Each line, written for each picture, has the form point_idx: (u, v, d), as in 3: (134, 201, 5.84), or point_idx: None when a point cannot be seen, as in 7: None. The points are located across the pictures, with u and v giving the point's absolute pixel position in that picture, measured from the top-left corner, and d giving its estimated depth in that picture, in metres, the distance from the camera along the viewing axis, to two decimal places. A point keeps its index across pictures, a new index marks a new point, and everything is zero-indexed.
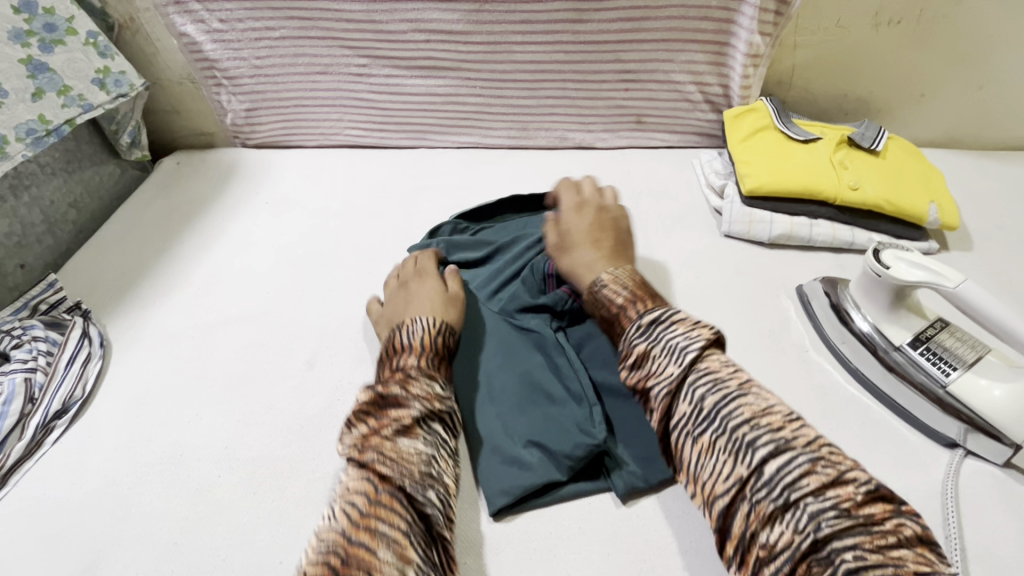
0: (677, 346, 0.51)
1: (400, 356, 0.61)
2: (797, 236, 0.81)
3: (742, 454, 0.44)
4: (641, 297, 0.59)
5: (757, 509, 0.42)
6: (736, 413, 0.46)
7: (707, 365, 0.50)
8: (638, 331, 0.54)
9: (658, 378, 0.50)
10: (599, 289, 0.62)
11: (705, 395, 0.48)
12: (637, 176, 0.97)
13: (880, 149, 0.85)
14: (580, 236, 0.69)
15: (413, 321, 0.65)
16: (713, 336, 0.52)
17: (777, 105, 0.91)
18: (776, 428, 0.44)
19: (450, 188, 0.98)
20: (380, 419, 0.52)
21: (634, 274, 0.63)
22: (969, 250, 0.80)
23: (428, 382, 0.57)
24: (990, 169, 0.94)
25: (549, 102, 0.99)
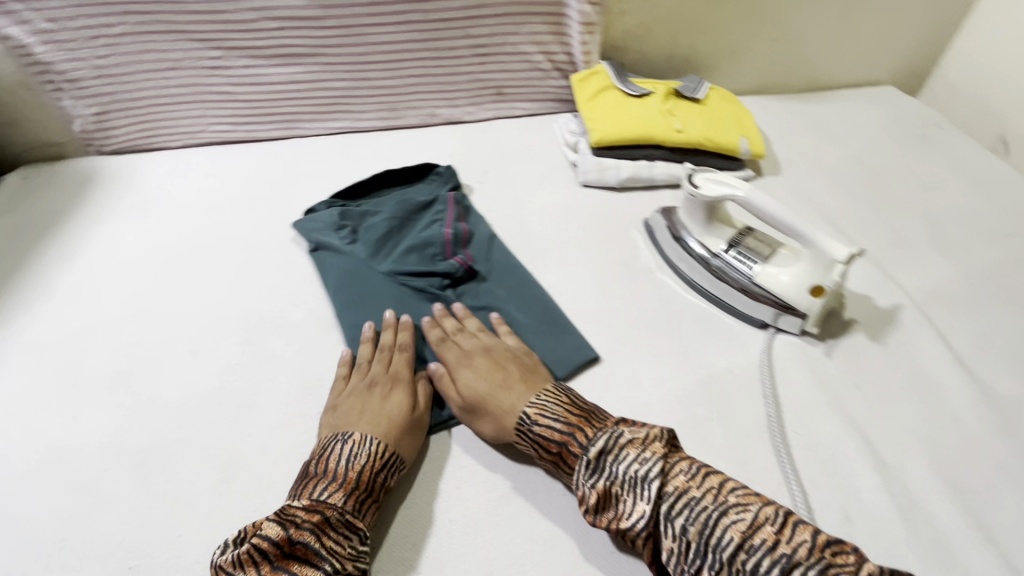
0: (636, 476, 0.52)
1: (321, 482, 0.55)
2: (641, 177, 0.92)
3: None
4: (576, 425, 0.57)
5: None
6: (726, 541, 0.47)
7: (674, 487, 0.51)
8: (590, 470, 0.54)
9: (630, 519, 0.51)
10: (529, 430, 0.59)
11: (686, 525, 0.49)
12: (503, 143, 1.05)
13: (700, 97, 0.99)
14: (488, 384, 0.63)
15: (361, 439, 0.58)
16: (662, 446, 0.54)
17: (614, 68, 1.03)
18: (778, 550, 0.46)
19: (326, 171, 1.00)
20: (278, 574, 0.48)
21: (559, 400, 0.60)
22: (778, 173, 0.96)
23: (347, 533, 0.52)
24: (796, 107, 1.11)
25: (412, 81, 1.04)
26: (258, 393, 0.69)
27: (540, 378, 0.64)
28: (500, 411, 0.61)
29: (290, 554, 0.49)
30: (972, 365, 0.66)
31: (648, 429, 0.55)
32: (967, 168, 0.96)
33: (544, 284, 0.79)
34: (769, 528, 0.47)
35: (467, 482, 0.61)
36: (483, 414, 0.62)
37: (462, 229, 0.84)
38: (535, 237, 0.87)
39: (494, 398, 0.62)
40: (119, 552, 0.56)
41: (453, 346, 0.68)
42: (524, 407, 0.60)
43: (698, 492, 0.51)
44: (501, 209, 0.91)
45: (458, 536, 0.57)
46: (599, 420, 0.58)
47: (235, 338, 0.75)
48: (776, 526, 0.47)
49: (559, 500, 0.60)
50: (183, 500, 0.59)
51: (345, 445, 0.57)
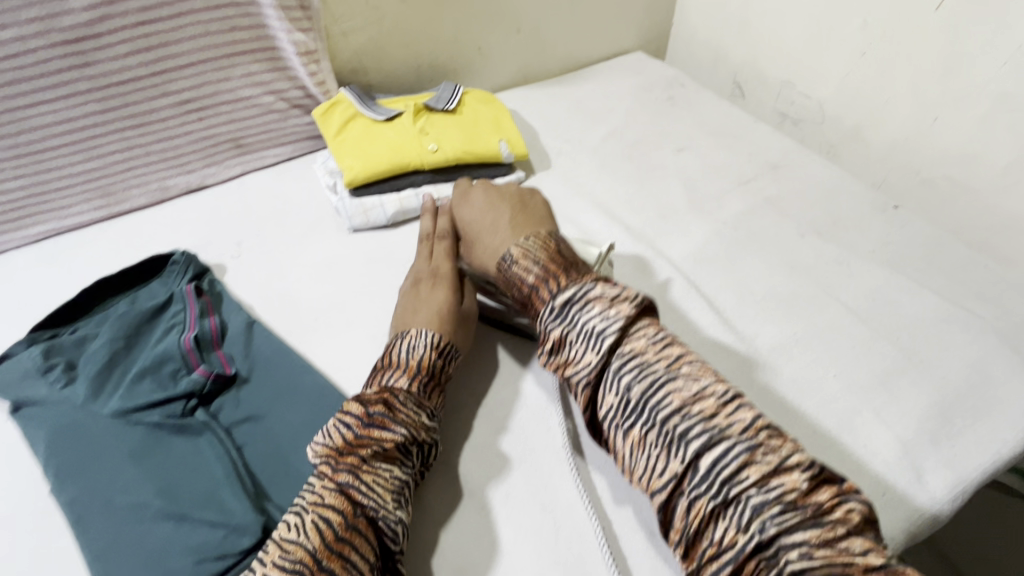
0: (593, 328, 0.55)
1: (388, 372, 0.60)
2: (409, 208, 0.85)
3: (674, 447, 0.48)
4: (553, 271, 0.60)
5: (700, 508, 0.46)
6: (666, 403, 0.50)
7: (630, 350, 0.53)
8: (554, 314, 0.57)
9: (575, 366, 0.55)
10: (510, 267, 0.63)
11: (631, 383, 0.52)
12: (259, 202, 0.92)
13: (453, 107, 0.94)
14: (479, 225, 0.70)
15: (417, 335, 0.63)
16: (631, 307, 0.56)
17: (356, 92, 0.94)
18: (710, 417, 0.48)
19: (28, 293, 0.79)
20: (364, 439, 0.54)
21: (545, 243, 0.64)
22: (548, 167, 0.95)
23: (417, 409, 0.58)
24: (558, 91, 1.11)
25: (118, 157, 0.86)
26: None
27: (533, 219, 0.69)
28: (484, 252, 0.68)
29: (370, 423, 0.55)
30: (738, 320, 0.69)
31: (620, 291, 0.57)
32: (709, 120, 1.02)
33: (319, 364, 0.70)
34: (712, 401, 0.49)
35: None
36: (475, 255, 0.70)
37: (210, 326, 0.71)
38: (306, 308, 0.76)
39: (479, 240, 0.70)
40: None
41: (468, 183, 0.78)
42: (509, 248, 0.65)
43: (654, 356, 0.53)
44: (263, 286, 0.79)
45: None
46: (578, 273, 0.61)
47: None
48: (720, 400, 0.49)
49: None
50: None
51: (404, 340, 0.62)
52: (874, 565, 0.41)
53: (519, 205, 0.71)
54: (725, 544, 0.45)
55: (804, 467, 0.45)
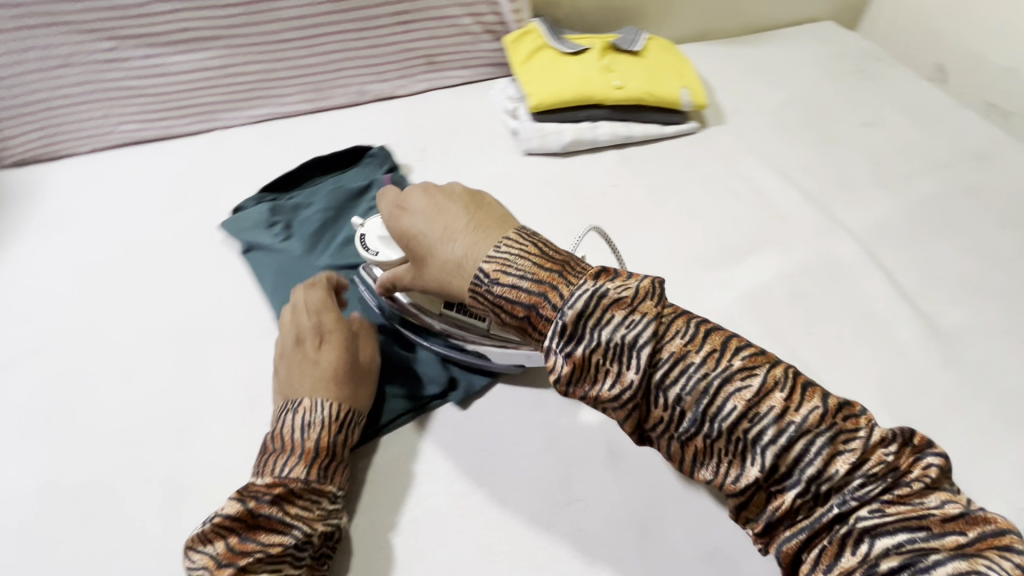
0: (623, 344, 0.46)
1: (282, 457, 0.53)
2: (584, 139, 0.89)
3: (748, 452, 0.44)
4: (547, 281, 0.50)
5: (781, 503, 0.44)
6: (729, 410, 0.44)
7: (672, 354, 0.46)
8: (565, 337, 0.47)
9: (609, 390, 0.47)
10: (490, 289, 0.51)
11: (680, 394, 0.45)
12: (441, 117, 0.99)
13: (638, 50, 0.96)
14: (430, 235, 0.57)
15: (311, 406, 0.56)
16: (652, 306, 0.47)
17: (546, 25, 0.98)
18: (779, 412, 0.44)
19: (251, 164, 0.93)
20: (249, 544, 0.49)
21: (522, 247, 0.52)
22: (722, 122, 0.94)
23: (313, 500, 0.52)
24: (739, 50, 1.08)
25: (335, 57, 0.97)
26: (200, 408, 0.65)
27: (494, 214, 0.58)
28: (447, 265, 0.55)
29: (255, 525, 0.49)
30: (919, 297, 0.68)
31: (636, 287, 0.48)
32: (906, 99, 0.95)
33: None
34: (779, 394, 0.44)
35: (431, 476, 0.60)
36: (430, 271, 0.57)
37: None
38: None
39: (440, 247, 0.56)
40: None
41: (394, 194, 0.63)
42: (482, 259, 0.53)
43: (698, 357, 0.46)
44: None
45: (421, 534, 0.56)
46: (573, 274, 0.50)
47: (168, 356, 0.70)
48: (787, 393, 0.44)
49: (518, 484, 0.59)
50: (130, 535, 0.56)
51: (296, 415, 0.55)
52: (951, 514, 0.41)
53: (471, 203, 0.59)
54: (801, 515, 0.44)
55: (885, 440, 0.44)
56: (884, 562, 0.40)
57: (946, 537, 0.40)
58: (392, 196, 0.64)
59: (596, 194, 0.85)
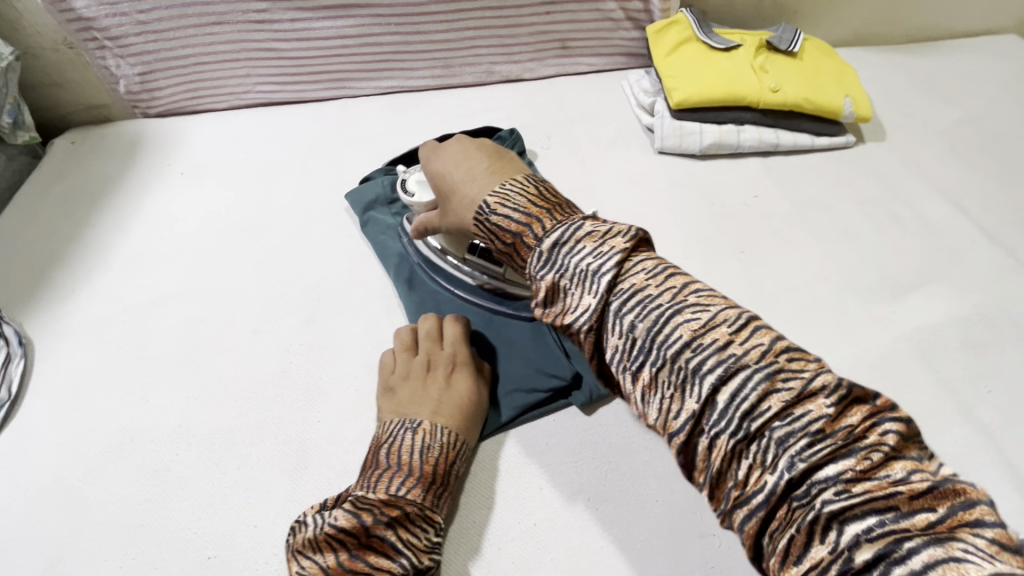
0: (588, 271, 0.44)
1: (396, 476, 0.51)
2: (726, 143, 0.83)
3: (688, 385, 0.39)
4: (535, 215, 0.49)
5: (717, 446, 0.38)
6: (673, 337, 0.40)
7: (630, 284, 0.43)
8: (542, 260, 0.46)
9: (573, 314, 0.45)
10: (487, 219, 0.51)
11: (633, 322, 0.42)
12: (569, 105, 0.96)
13: (796, 51, 0.88)
14: (453, 176, 0.56)
15: (430, 429, 0.55)
16: (622, 243, 0.45)
17: (696, 16, 0.91)
18: (722, 345, 0.39)
19: (378, 135, 0.93)
20: (358, 562, 0.47)
21: (524, 186, 0.52)
22: (882, 139, 0.85)
23: (424, 527, 0.50)
24: (902, 60, 0.98)
25: (470, 34, 0.94)
26: (324, 376, 0.65)
27: (512, 163, 0.56)
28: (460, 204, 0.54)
29: (367, 544, 0.47)
30: None
31: (611, 228, 0.46)
32: None
33: None
34: (725, 327, 0.39)
35: (556, 482, 0.57)
36: (450, 210, 0.57)
37: None
38: (609, 210, 0.79)
39: (459, 187, 0.55)
40: (196, 543, 0.54)
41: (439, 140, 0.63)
42: (485, 197, 0.52)
43: (656, 289, 0.43)
44: (570, 180, 0.84)
45: (544, 544, 0.53)
46: (565, 213, 0.50)
47: (294, 317, 0.71)
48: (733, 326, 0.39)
49: (650, 508, 0.55)
50: (255, 491, 0.57)
51: (416, 436, 0.54)
52: (920, 490, 0.33)
53: (503, 153, 0.57)
54: (747, 466, 0.37)
55: (830, 388, 0.36)
56: (857, 555, 0.32)
57: (916, 515, 0.32)
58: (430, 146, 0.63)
59: (736, 204, 0.79)
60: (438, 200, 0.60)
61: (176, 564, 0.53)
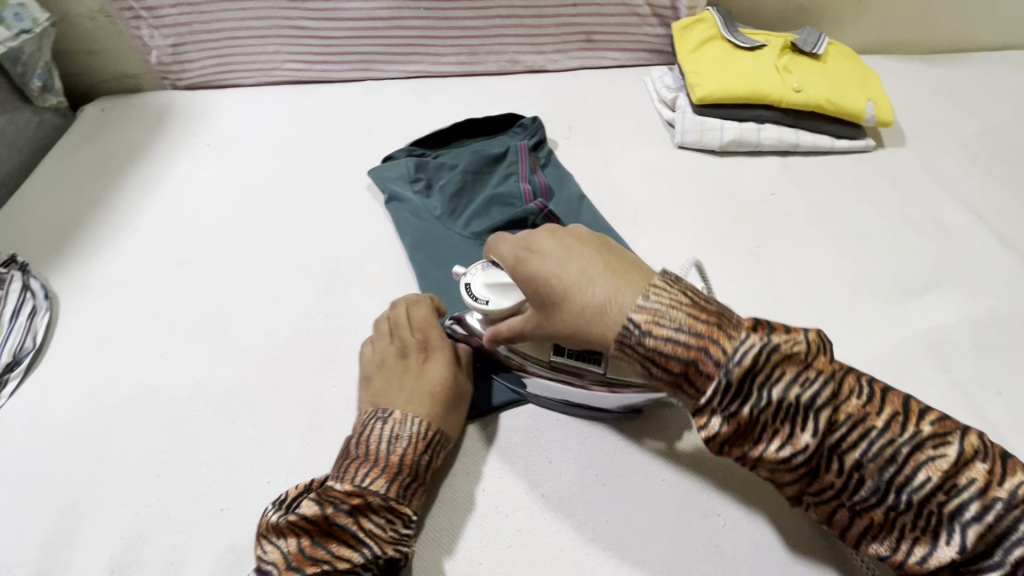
0: (798, 405, 0.40)
1: (363, 466, 0.50)
2: (746, 141, 0.84)
3: (937, 524, 0.39)
4: (707, 333, 0.42)
5: (968, 575, 0.40)
6: (920, 480, 0.39)
7: (848, 416, 0.41)
8: (732, 395, 0.41)
9: (783, 453, 0.41)
10: (641, 343, 0.44)
11: (863, 461, 0.40)
12: (591, 97, 0.97)
13: (820, 54, 0.88)
14: (563, 281, 0.48)
15: (401, 419, 0.53)
16: (828, 364, 0.42)
17: (722, 15, 0.92)
18: (975, 483, 0.39)
19: (402, 117, 0.94)
20: (318, 550, 0.46)
21: (670, 292, 0.45)
22: (901, 145, 0.86)
23: (389, 518, 0.49)
24: (926, 69, 0.98)
25: (497, 23, 0.96)
26: (340, 344, 0.66)
27: (626, 256, 0.50)
28: (584, 312, 0.46)
29: (328, 533, 0.47)
30: None
31: (810, 343, 0.41)
32: None
33: (637, 252, 0.74)
34: (855, 401, 0.41)
35: (560, 457, 0.58)
36: (562, 319, 0.48)
37: (539, 183, 0.79)
38: (627, 201, 0.80)
39: (574, 293, 0.47)
40: (210, 496, 0.55)
41: (516, 241, 0.53)
42: (628, 309, 0.45)
43: (880, 421, 0.40)
44: (590, 169, 0.85)
45: (550, 514, 0.54)
46: (734, 324, 0.43)
47: (314, 287, 0.72)
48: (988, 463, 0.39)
49: (655, 487, 0.56)
50: (269, 450, 0.58)
51: (386, 425, 0.53)
52: None
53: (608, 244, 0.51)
54: None
55: None
56: None
57: None
58: (507, 249, 0.53)
59: (754, 201, 0.79)
60: (535, 305, 0.51)
61: (191, 514, 0.54)
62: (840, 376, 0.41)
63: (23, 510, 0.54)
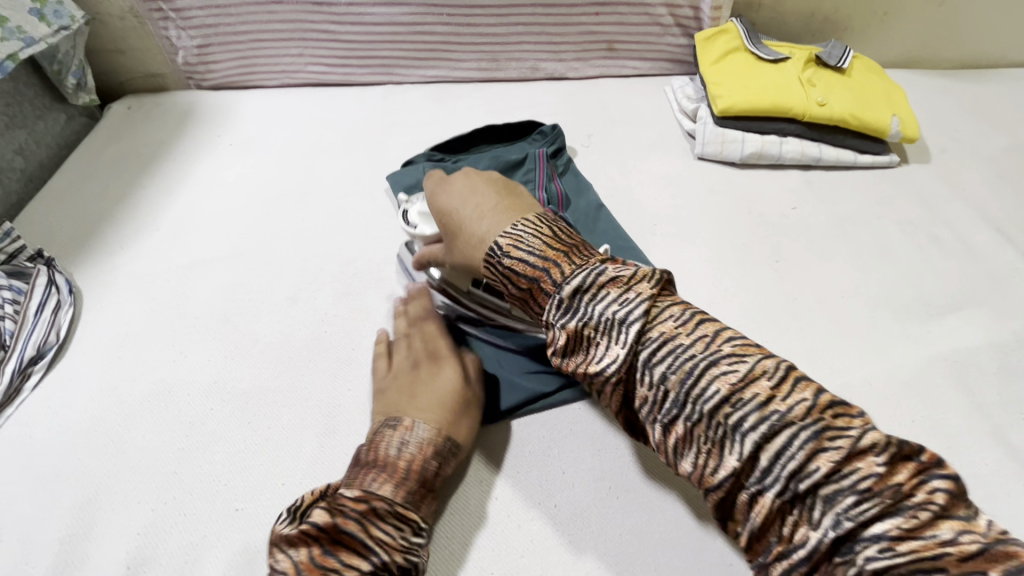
0: (613, 320, 0.43)
1: (372, 472, 0.50)
2: (767, 154, 0.83)
3: (727, 441, 0.39)
4: (553, 258, 0.47)
5: (758, 501, 0.38)
6: (709, 392, 0.39)
7: (659, 333, 0.42)
8: (562, 309, 0.45)
9: (599, 364, 0.43)
10: (499, 262, 0.49)
11: (665, 373, 0.41)
12: (611, 105, 0.97)
13: (845, 68, 0.87)
14: (461, 215, 0.54)
15: (410, 425, 0.53)
16: (651, 290, 0.44)
17: (746, 26, 0.91)
18: (764, 402, 0.38)
19: (422, 122, 0.95)
20: (328, 559, 0.43)
21: (535, 225, 0.49)
22: (926, 161, 0.84)
23: (398, 525, 0.47)
24: (952, 85, 0.97)
25: (520, 30, 0.96)
26: (355, 347, 0.67)
27: (524, 202, 0.54)
28: (470, 240, 0.52)
29: (338, 541, 0.44)
30: None
31: (637, 273, 0.45)
32: None
33: (654, 263, 0.74)
34: (763, 381, 0.39)
35: (573, 468, 0.58)
36: (457, 247, 0.54)
37: (556, 190, 0.79)
38: (646, 211, 0.80)
39: (466, 225, 0.53)
40: (226, 495, 0.56)
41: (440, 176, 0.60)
42: (496, 236, 0.50)
43: (686, 339, 0.42)
44: (608, 179, 0.85)
45: (563, 525, 0.54)
46: (584, 254, 0.47)
47: (331, 289, 0.72)
48: (775, 382, 0.39)
49: (669, 502, 0.55)
50: (283, 451, 0.58)
51: (395, 432, 0.53)
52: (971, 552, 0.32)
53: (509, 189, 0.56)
54: (788, 526, 0.37)
55: (880, 447, 0.36)
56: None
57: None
58: (433, 185, 0.59)
59: (774, 214, 0.79)
60: (444, 238, 0.57)
61: (206, 513, 0.55)
62: (671, 306, 0.44)
63: (43, 504, 0.55)
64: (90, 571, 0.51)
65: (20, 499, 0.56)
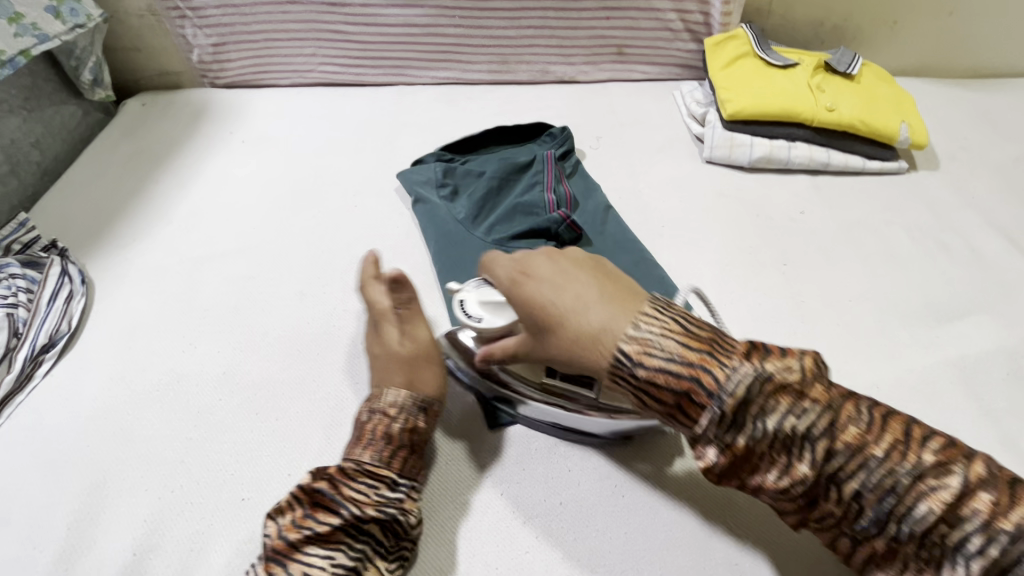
0: (790, 435, 0.41)
1: (349, 444, 0.53)
2: (775, 158, 0.83)
3: (943, 557, 0.38)
4: (697, 363, 0.42)
5: None
6: (919, 510, 0.38)
7: (846, 444, 0.40)
8: (723, 424, 0.41)
9: (778, 481, 0.42)
10: (632, 373, 0.44)
11: (860, 490, 0.40)
12: (620, 109, 0.97)
13: (854, 74, 0.88)
14: (559, 306, 0.48)
15: (377, 395, 0.55)
16: (823, 393, 0.42)
17: (756, 32, 0.92)
18: (981, 517, 0.37)
19: (432, 122, 0.96)
20: (305, 517, 0.48)
21: (661, 321, 0.45)
22: (935, 168, 0.85)
23: (370, 483, 0.50)
24: (961, 94, 0.97)
25: (531, 33, 0.97)
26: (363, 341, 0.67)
27: (627, 286, 0.49)
28: (581, 337, 0.46)
29: (316, 502, 0.49)
30: None
31: (795, 369, 0.42)
32: None
33: (663, 265, 0.74)
34: (856, 429, 0.41)
35: (579, 467, 0.58)
36: (560, 344, 0.48)
37: (564, 193, 0.79)
38: (654, 213, 0.80)
39: (571, 318, 0.47)
40: (233, 485, 0.56)
41: (511, 264, 0.53)
42: (621, 337, 0.45)
43: (878, 450, 0.40)
44: (617, 181, 0.85)
45: (568, 521, 0.54)
46: (726, 350, 0.43)
47: (340, 284, 0.73)
48: (995, 495, 0.37)
49: (674, 501, 0.55)
50: (290, 443, 0.59)
51: (365, 405, 0.55)
52: None
53: (603, 270, 0.51)
54: None
55: None
56: None
57: None
58: (505, 271, 0.53)
59: (782, 218, 0.79)
60: (532, 334, 0.51)
61: (212, 502, 0.55)
62: (836, 405, 0.41)
63: (51, 489, 0.56)
64: (96, 555, 0.52)
65: (29, 484, 0.56)
